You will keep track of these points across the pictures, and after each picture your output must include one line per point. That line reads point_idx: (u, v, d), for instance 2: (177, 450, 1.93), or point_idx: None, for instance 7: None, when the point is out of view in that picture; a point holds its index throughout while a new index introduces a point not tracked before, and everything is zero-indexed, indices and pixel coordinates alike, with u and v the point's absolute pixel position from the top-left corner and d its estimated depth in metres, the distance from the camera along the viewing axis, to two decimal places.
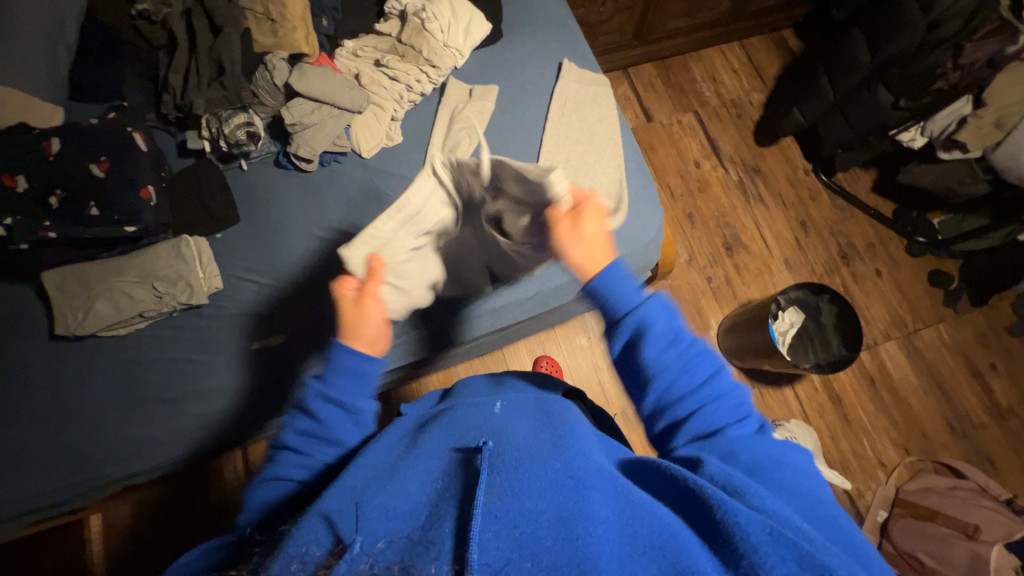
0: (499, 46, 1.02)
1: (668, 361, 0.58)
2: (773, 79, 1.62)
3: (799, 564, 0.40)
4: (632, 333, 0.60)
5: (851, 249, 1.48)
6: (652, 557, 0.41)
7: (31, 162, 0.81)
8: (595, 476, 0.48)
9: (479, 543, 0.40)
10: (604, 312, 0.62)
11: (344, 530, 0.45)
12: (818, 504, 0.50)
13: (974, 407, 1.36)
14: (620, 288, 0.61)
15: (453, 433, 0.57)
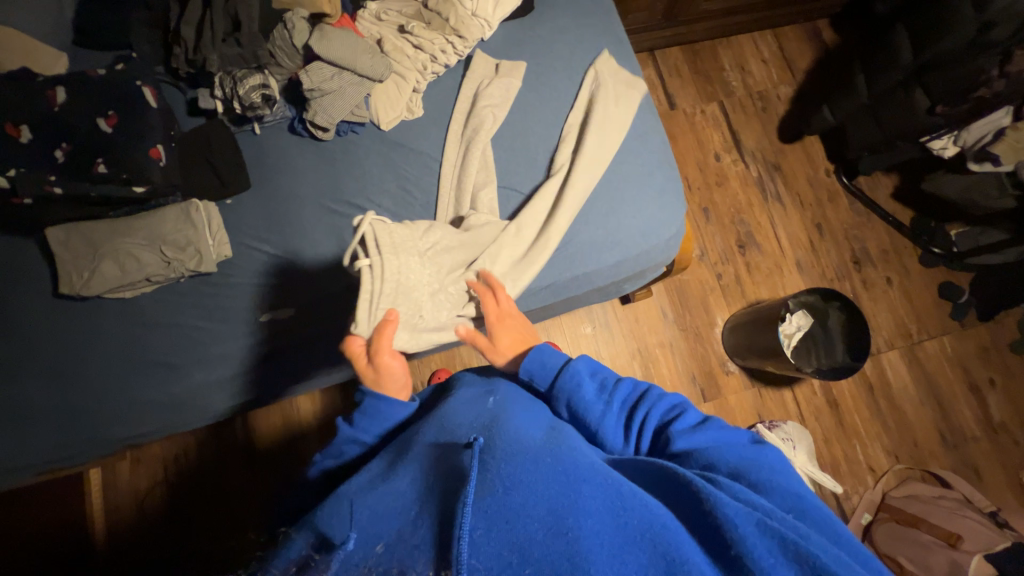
0: (529, 20, 0.98)
1: (604, 410, 0.61)
2: (803, 72, 1.56)
3: (783, 554, 0.41)
4: (567, 393, 0.62)
5: (864, 254, 1.46)
6: (643, 547, 0.41)
7: (35, 112, 0.78)
8: (584, 468, 0.47)
9: (469, 541, 0.39)
10: (539, 382, 0.65)
11: (340, 535, 0.46)
12: (803, 495, 0.50)
13: (967, 420, 1.38)
14: (548, 354, 0.65)
15: (445, 429, 0.57)
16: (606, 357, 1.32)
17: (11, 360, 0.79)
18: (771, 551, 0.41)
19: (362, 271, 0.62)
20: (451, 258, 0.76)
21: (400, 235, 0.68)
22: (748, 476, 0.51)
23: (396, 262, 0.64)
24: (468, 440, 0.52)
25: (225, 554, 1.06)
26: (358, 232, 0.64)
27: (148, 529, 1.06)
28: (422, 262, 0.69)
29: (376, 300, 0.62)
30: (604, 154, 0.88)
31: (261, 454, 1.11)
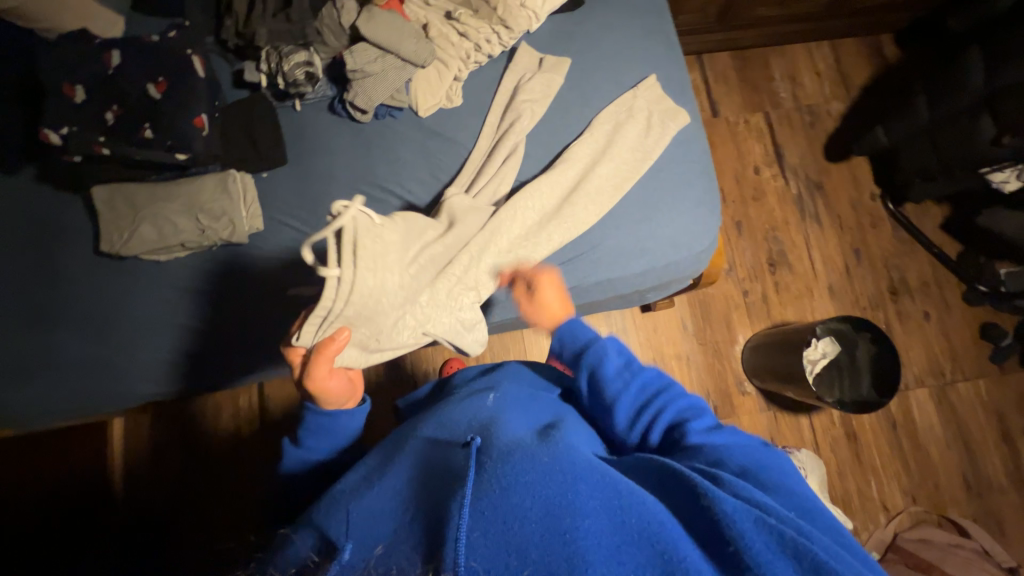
0: (577, 15, 0.96)
1: (627, 390, 0.61)
2: (858, 89, 1.49)
3: (781, 547, 0.40)
4: (590, 365, 0.63)
5: (902, 285, 1.40)
6: (641, 546, 0.40)
7: (90, 72, 0.80)
8: (581, 466, 0.45)
9: (466, 543, 0.39)
10: (565, 352, 0.66)
11: (339, 538, 0.46)
12: (810, 498, 0.48)
13: (995, 468, 1.31)
14: (581, 327, 0.66)
15: (442, 425, 0.58)
16: None
17: (50, 309, 0.83)
18: (769, 545, 0.40)
19: (328, 279, 0.56)
20: (433, 269, 0.72)
21: (383, 240, 0.62)
22: (759, 477, 0.49)
23: (369, 278, 0.58)
24: (463, 439, 0.52)
25: (234, 512, 1.10)
26: (336, 225, 0.56)
27: (163, 480, 1.11)
28: (398, 276, 0.64)
29: (332, 317, 0.58)
30: (639, 166, 0.87)
31: (273, 423, 1.14)
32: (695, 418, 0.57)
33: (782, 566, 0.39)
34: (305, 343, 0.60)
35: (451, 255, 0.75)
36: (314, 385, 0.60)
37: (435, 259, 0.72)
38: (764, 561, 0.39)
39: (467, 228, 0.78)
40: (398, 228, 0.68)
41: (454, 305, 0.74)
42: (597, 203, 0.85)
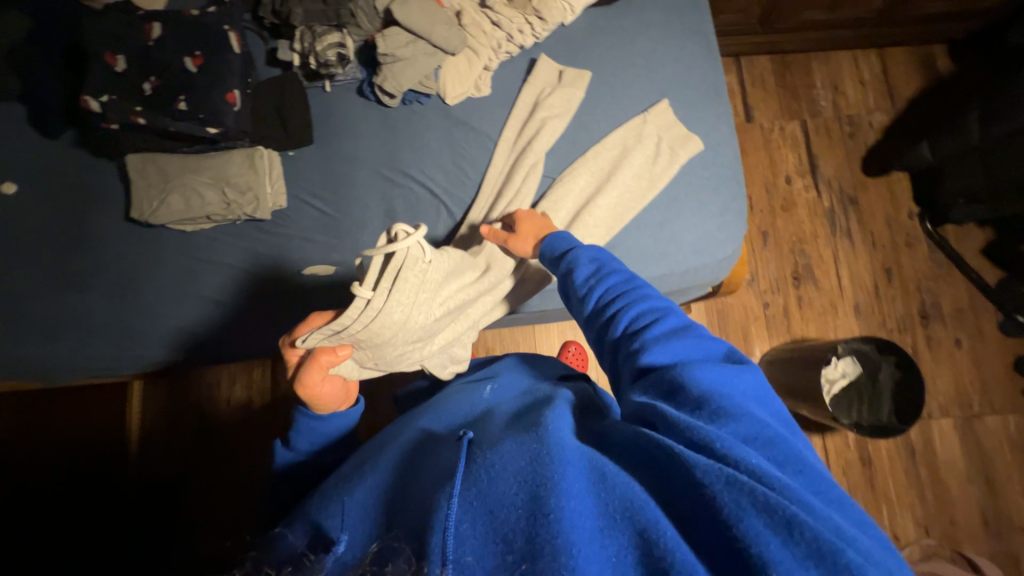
0: (614, 9, 0.94)
1: (594, 298, 0.63)
2: (904, 101, 1.42)
3: (755, 505, 0.38)
4: (565, 271, 0.67)
5: (934, 310, 1.34)
6: (623, 529, 0.39)
7: (132, 43, 0.82)
8: (567, 450, 0.45)
9: (455, 535, 0.38)
10: (548, 261, 0.70)
11: (331, 535, 0.45)
12: (773, 429, 0.46)
13: (1018, 508, 1.25)
14: (563, 240, 0.70)
15: (436, 416, 0.61)
16: None
17: (81, 271, 0.86)
18: (741, 504, 0.38)
19: (358, 299, 0.57)
20: (452, 310, 0.73)
21: (424, 277, 0.61)
22: (718, 406, 0.46)
23: (392, 307, 0.59)
24: (455, 431, 0.53)
25: (243, 479, 1.14)
26: (389, 249, 0.56)
27: (177, 442, 1.15)
28: (420, 310, 0.64)
29: (344, 334, 0.58)
30: (658, 174, 0.85)
31: (283, 398, 1.17)
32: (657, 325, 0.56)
33: (754, 521, 0.37)
34: (313, 343, 0.59)
35: (469, 295, 0.76)
36: (305, 389, 0.59)
37: (460, 304, 0.74)
38: (738, 521, 0.37)
39: (501, 273, 0.81)
40: (440, 268, 0.67)
41: (455, 338, 0.77)
42: (615, 216, 0.84)
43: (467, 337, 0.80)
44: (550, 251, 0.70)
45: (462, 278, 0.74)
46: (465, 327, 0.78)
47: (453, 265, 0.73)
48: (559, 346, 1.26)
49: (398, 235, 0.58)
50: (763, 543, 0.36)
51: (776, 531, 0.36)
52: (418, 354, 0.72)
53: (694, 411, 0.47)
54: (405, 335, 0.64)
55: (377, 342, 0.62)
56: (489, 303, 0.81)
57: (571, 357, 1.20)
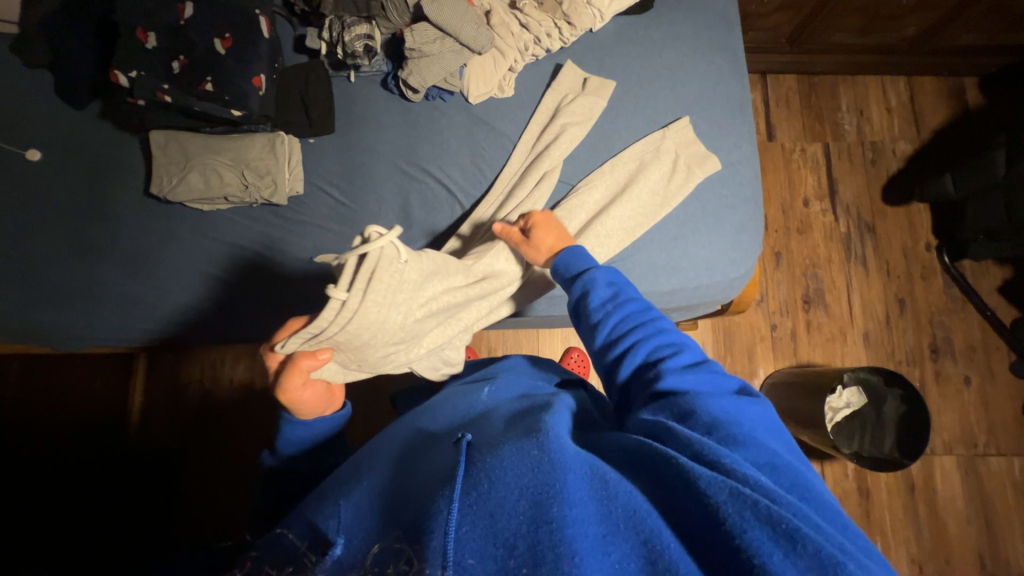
0: (643, 19, 0.93)
1: (609, 320, 0.62)
2: (931, 131, 1.40)
3: (760, 517, 0.38)
4: (579, 291, 0.65)
5: (945, 345, 1.32)
6: (625, 536, 0.39)
7: (164, 22, 0.83)
8: (567, 456, 0.45)
9: (455, 539, 0.37)
10: (561, 279, 0.69)
11: (332, 537, 0.44)
12: (780, 453, 0.47)
13: (1016, 553, 1.23)
14: (578, 257, 0.69)
15: (433, 417, 0.61)
16: None
17: (99, 242, 0.87)
18: (744, 514, 0.38)
19: (331, 300, 0.54)
20: (441, 313, 0.69)
21: (402, 277, 0.59)
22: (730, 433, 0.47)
23: (370, 310, 0.57)
24: (453, 432, 0.53)
25: (239, 459, 1.15)
26: (363, 250, 0.54)
27: (177, 417, 1.17)
28: (401, 314, 0.62)
29: (320, 336, 0.57)
30: (673, 192, 0.84)
31: None
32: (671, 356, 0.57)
33: (756, 532, 0.37)
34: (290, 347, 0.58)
35: (465, 301, 0.73)
36: (286, 395, 0.59)
37: (450, 306, 0.70)
38: (739, 530, 0.38)
39: (499, 279, 0.77)
40: (423, 269, 0.64)
41: (443, 338, 0.74)
42: (626, 230, 0.83)
43: (459, 337, 0.77)
44: (566, 267, 0.69)
45: (455, 279, 0.71)
46: (457, 328, 0.75)
47: (444, 266, 0.69)
48: (561, 351, 1.25)
49: (371, 236, 0.55)
50: (767, 556, 0.36)
51: (782, 546, 0.37)
52: (402, 354, 0.69)
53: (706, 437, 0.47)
54: (385, 338, 0.62)
55: (355, 342, 0.60)
56: (485, 304, 0.78)
57: (573, 364, 1.20)
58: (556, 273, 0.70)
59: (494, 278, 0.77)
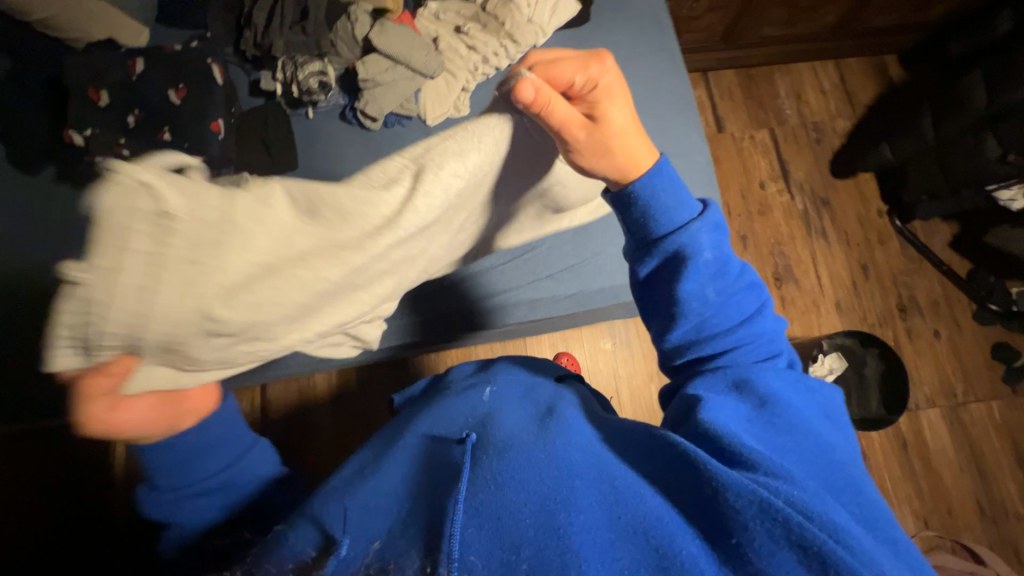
0: (584, 30, 0.99)
1: (707, 295, 0.55)
2: (864, 107, 1.50)
3: (787, 538, 0.39)
4: (673, 258, 0.55)
5: (911, 303, 1.38)
6: (635, 542, 0.42)
7: (115, 79, 0.83)
8: (577, 464, 0.48)
9: (460, 540, 0.41)
10: (640, 230, 0.56)
11: (339, 536, 0.44)
12: (838, 453, 0.49)
13: (1010, 494, 1.27)
14: (672, 197, 0.54)
15: (437, 421, 0.59)
16: (624, 374, 1.29)
17: None
18: (774, 537, 0.39)
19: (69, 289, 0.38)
20: (293, 290, 0.50)
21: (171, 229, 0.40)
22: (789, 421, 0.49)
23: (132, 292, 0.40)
24: (461, 436, 0.54)
25: None
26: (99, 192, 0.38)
27: None
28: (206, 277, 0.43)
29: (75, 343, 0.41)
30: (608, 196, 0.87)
31: (273, 425, 1.15)
32: (752, 339, 0.56)
33: (784, 560, 0.39)
34: (62, 373, 0.43)
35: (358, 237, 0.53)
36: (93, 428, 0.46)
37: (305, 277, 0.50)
38: (767, 555, 0.39)
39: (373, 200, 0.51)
40: (235, 223, 0.43)
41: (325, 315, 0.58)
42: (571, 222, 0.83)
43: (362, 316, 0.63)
44: (668, 220, 0.55)
45: (318, 244, 0.50)
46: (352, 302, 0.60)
47: (301, 221, 0.48)
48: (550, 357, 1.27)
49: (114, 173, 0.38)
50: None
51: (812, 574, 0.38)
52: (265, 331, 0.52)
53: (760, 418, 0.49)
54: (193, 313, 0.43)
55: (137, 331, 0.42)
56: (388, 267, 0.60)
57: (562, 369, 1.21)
58: (644, 216, 0.55)
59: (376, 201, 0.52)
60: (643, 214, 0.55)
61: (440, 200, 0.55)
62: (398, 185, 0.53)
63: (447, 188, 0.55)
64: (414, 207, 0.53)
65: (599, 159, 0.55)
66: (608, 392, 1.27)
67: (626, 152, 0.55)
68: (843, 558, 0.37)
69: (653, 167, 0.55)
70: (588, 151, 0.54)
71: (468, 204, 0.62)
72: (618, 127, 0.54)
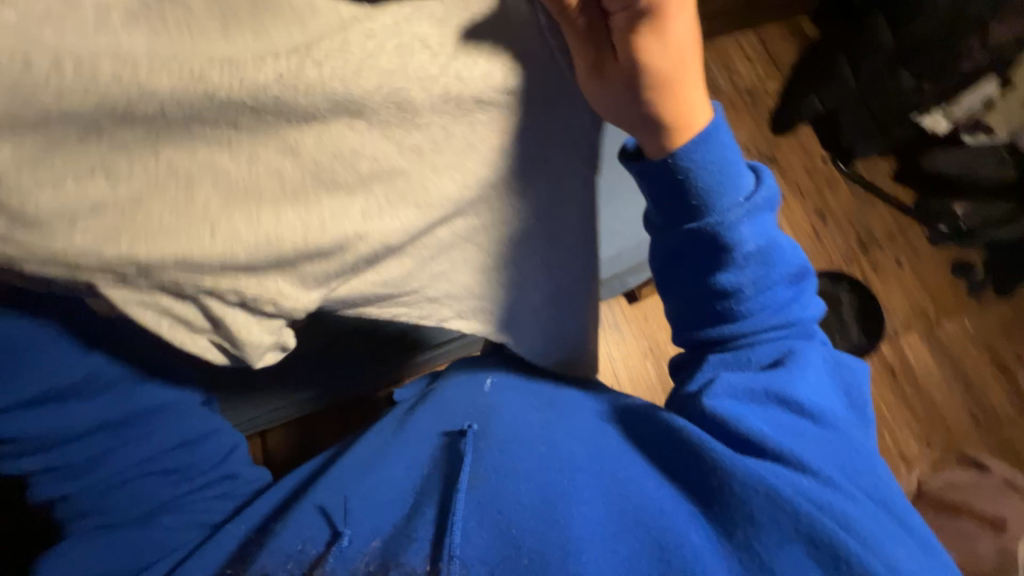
0: None
1: (751, 284, 0.50)
2: (788, 66, 1.58)
3: (797, 529, 0.43)
4: (712, 239, 0.49)
5: (871, 238, 1.45)
6: (636, 532, 0.47)
7: None
8: (585, 460, 0.53)
9: (462, 533, 0.47)
10: (672, 206, 0.49)
11: (346, 528, 0.50)
12: (853, 438, 0.50)
13: (998, 400, 1.34)
14: (718, 173, 0.47)
15: (442, 415, 0.63)
16: (618, 357, 1.31)
17: None
18: (785, 531, 0.43)
19: None
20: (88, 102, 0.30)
21: None
22: (800, 405, 0.49)
23: None
24: (462, 426, 0.59)
25: None
26: None
27: None
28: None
29: None
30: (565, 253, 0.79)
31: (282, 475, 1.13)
32: (793, 319, 0.53)
33: (794, 548, 0.43)
34: None
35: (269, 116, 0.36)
36: None
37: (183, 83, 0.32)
38: (776, 549, 0.43)
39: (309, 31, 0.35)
40: None
41: (162, 221, 0.37)
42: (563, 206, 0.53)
43: (240, 268, 0.40)
44: (713, 202, 0.48)
45: (205, 44, 0.32)
46: (218, 221, 0.38)
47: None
48: None
49: None
50: (804, 567, 0.42)
51: (822, 561, 0.42)
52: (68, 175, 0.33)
53: (767, 397, 0.50)
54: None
55: None
56: (296, 159, 0.38)
57: None
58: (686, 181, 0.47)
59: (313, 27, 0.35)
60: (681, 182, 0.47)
61: (382, 53, 0.36)
62: (347, 19, 0.35)
63: (394, 49, 0.36)
64: (343, 42, 0.35)
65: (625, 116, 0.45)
66: (606, 377, 1.29)
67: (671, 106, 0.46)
68: (851, 547, 0.41)
69: (704, 130, 0.47)
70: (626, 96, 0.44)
71: (444, 114, 0.41)
72: (683, 74, 0.44)
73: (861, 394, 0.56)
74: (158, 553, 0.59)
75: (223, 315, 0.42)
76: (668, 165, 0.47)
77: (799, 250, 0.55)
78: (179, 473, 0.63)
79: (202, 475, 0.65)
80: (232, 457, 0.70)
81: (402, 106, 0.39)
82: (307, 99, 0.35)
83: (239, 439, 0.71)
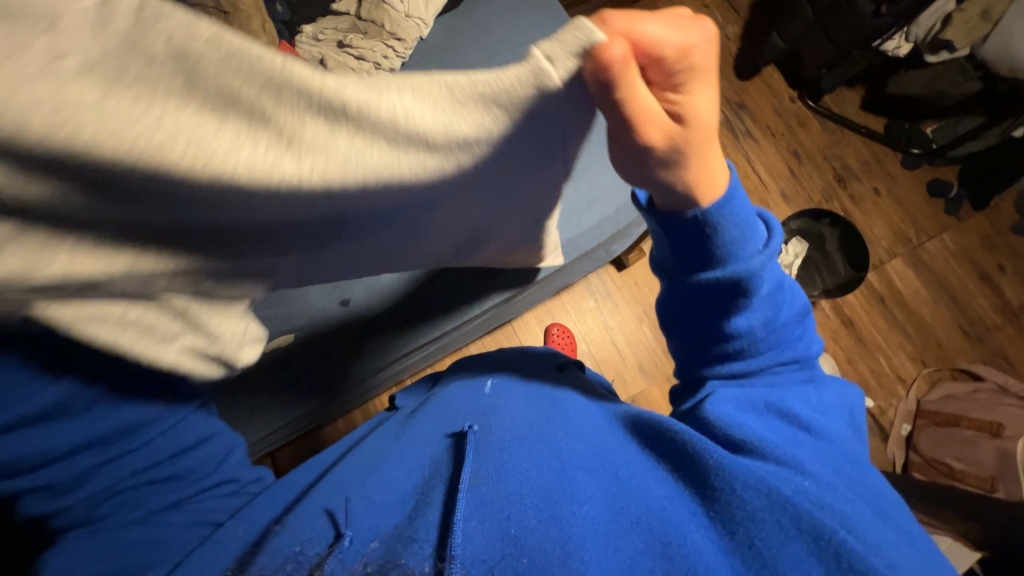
0: (462, 11, 0.99)
1: (760, 327, 0.55)
2: (745, 7, 1.55)
3: (796, 526, 0.42)
4: (729, 287, 0.52)
5: (847, 171, 1.46)
6: (641, 531, 0.45)
7: None
8: (583, 457, 0.52)
9: (464, 533, 0.43)
10: (688, 252, 0.52)
11: (345, 525, 0.47)
12: (854, 456, 0.53)
13: (985, 310, 1.37)
14: (739, 226, 0.51)
15: (444, 419, 0.63)
16: (614, 325, 1.32)
17: None
18: (785, 527, 0.42)
19: None
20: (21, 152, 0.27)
21: None
22: (796, 416, 0.53)
23: None
24: (463, 426, 0.59)
25: None
26: None
27: None
28: None
29: None
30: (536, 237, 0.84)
31: None
32: (794, 357, 0.58)
33: (795, 548, 0.42)
34: None
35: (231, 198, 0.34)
36: None
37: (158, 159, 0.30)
38: (777, 544, 0.42)
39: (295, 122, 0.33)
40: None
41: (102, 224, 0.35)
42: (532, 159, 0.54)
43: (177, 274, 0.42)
44: (735, 252, 0.51)
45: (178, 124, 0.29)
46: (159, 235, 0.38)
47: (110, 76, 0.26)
48: (541, 332, 1.31)
49: None
50: (806, 570, 0.41)
51: (824, 561, 0.41)
52: None
53: (768, 409, 0.53)
54: None
55: None
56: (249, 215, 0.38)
57: (557, 340, 1.26)
58: (706, 234, 0.50)
59: (299, 132, 0.33)
60: (705, 235, 0.51)
61: (361, 139, 0.36)
62: (334, 107, 0.33)
63: (386, 137, 0.37)
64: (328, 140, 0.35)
65: (640, 174, 0.48)
66: (606, 345, 1.31)
67: (698, 171, 0.48)
68: (853, 547, 0.41)
69: (725, 194, 0.50)
70: (646, 162, 0.46)
71: (427, 178, 0.43)
72: (708, 132, 0.45)
73: (854, 413, 0.60)
74: (157, 554, 0.53)
75: (199, 313, 0.46)
76: (696, 221, 0.50)
77: (799, 288, 0.62)
78: (175, 481, 0.59)
79: (193, 483, 0.60)
80: (229, 462, 0.65)
81: (371, 184, 0.40)
82: (277, 188, 0.35)
83: (236, 441, 0.67)
